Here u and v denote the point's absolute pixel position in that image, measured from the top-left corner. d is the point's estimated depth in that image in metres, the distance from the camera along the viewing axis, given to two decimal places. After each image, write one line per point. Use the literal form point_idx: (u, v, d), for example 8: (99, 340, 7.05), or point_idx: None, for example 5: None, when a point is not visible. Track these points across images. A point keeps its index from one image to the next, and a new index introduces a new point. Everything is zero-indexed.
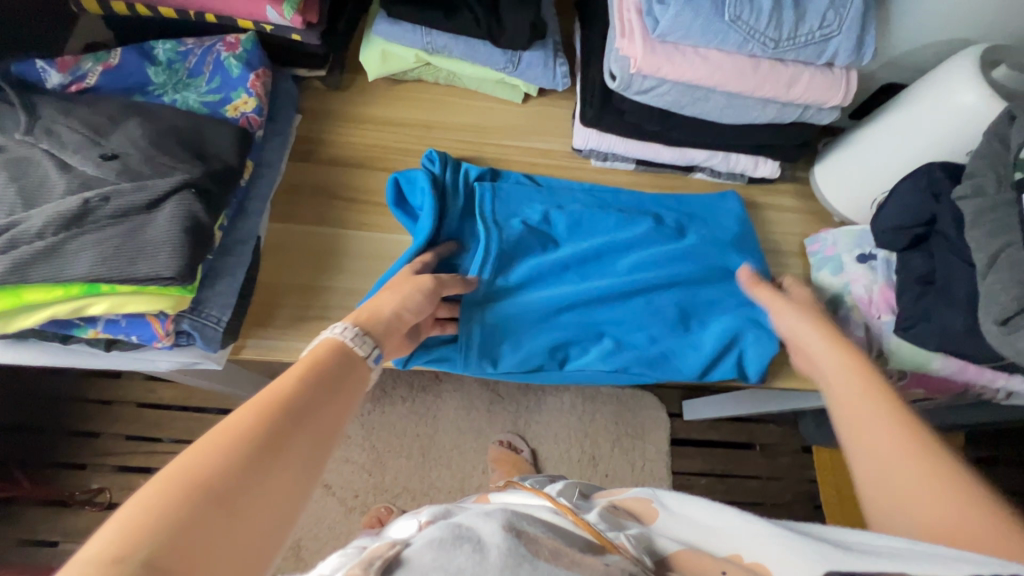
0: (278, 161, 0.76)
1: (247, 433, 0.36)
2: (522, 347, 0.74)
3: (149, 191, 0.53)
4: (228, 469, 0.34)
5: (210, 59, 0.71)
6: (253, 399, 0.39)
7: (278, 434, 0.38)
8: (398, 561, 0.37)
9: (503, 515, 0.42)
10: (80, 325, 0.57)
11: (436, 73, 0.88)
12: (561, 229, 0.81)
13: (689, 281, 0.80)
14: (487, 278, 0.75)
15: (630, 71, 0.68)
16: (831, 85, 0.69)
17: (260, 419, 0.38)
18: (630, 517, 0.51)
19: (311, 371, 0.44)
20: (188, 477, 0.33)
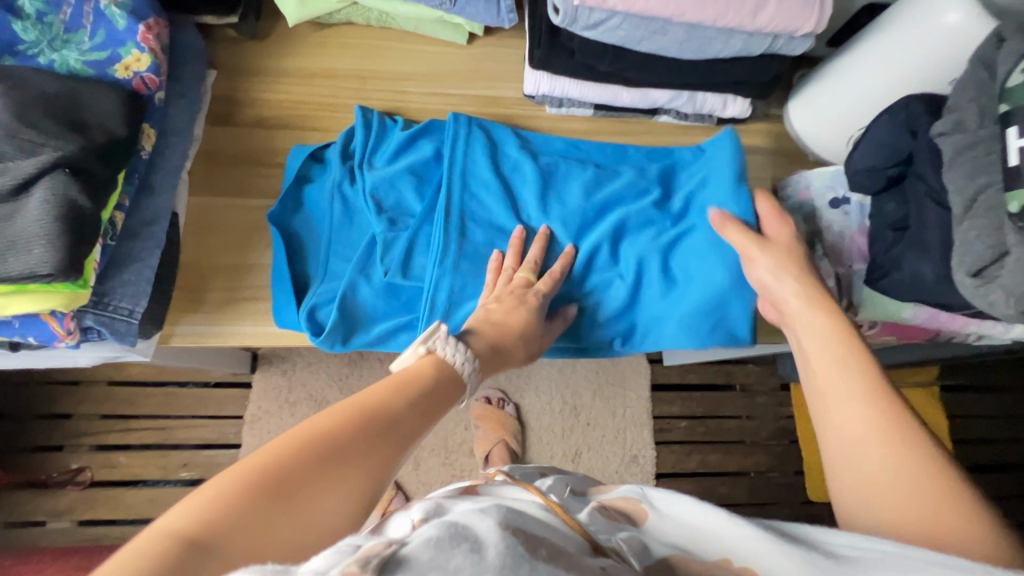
0: (189, 126, 0.67)
1: (339, 432, 0.36)
2: None
3: (13, 175, 0.46)
4: (297, 464, 0.34)
5: (88, 10, 0.61)
6: (343, 399, 0.38)
7: (365, 433, 0.37)
8: (399, 560, 0.27)
9: (500, 512, 0.34)
10: None
11: (367, 14, 0.78)
12: (529, 184, 0.72)
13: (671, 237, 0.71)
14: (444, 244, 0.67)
15: (574, 2, 0.59)
16: (804, 7, 0.61)
17: (343, 428, 0.36)
18: (623, 518, 0.43)
19: (410, 383, 0.43)
20: (263, 475, 0.33)
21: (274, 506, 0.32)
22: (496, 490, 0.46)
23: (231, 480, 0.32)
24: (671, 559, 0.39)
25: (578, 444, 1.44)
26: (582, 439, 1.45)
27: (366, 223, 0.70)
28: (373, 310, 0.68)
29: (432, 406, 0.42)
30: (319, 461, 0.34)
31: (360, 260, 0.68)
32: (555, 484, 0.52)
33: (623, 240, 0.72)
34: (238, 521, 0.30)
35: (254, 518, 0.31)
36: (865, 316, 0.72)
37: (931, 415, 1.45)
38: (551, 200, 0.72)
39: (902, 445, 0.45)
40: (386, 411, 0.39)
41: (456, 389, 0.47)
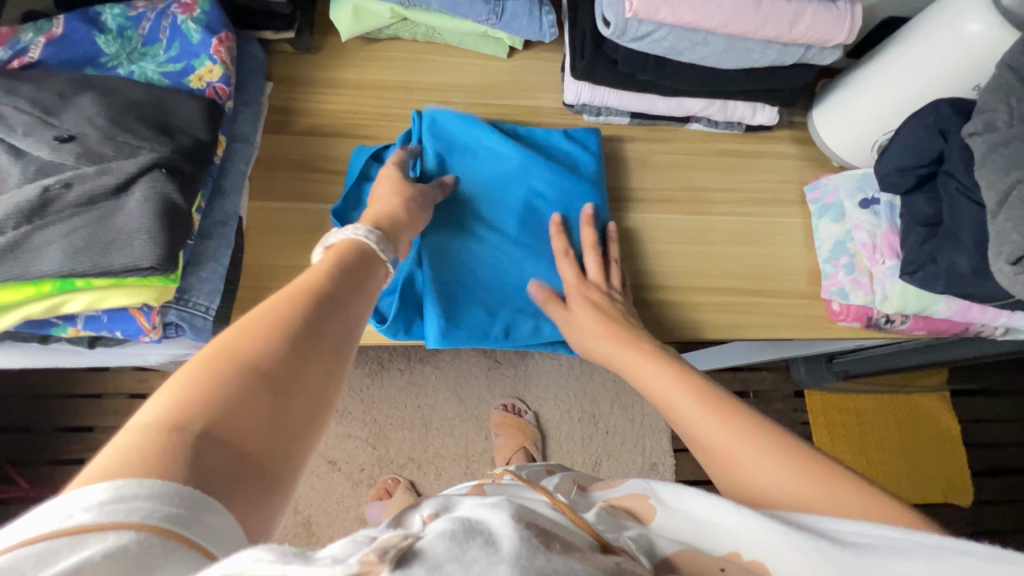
0: (253, 134, 0.71)
1: (287, 323, 0.39)
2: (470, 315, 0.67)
3: (115, 174, 0.49)
4: (267, 352, 0.37)
5: (165, 24, 0.64)
6: (286, 289, 0.42)
7: (319, 313, 0.41)
8: (414, 549, 0.28)
9: (511, 506, 0.34)
10: (58, 325, 0.53)
11: (415, 29, 0.82)
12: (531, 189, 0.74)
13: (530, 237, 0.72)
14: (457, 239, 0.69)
15: (625, 16, 0.64)
16: (836, 20, 0.65)
17: (285, 325, 0.39)
18: (629, 517, 0.41)
19: (336, 267, 0.46)
20: (234, 362, 0.35)
21: (252, 389, 0.35)
22: (501, 489, 0.48)
23: (202, 377, 0.34)
24: (675, 555, 0.37)
25: (598, 452, 1.53)
26: (602, 447, 1.54)
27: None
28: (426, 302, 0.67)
29: (366, 290, 0.47)
30: (287, 348, 0.37)
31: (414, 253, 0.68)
32: (562, 482, 0.51)
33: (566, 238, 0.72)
34: (223, 406, 0.33)
35: (241, 403, 0.34)
36: (897, 309, 0.75)
37: (942, 418, 1.48)
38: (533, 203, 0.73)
39: (751, 438, 0.47)
40: (328, 295, 0.42)
41: (376, 260, 0.51)
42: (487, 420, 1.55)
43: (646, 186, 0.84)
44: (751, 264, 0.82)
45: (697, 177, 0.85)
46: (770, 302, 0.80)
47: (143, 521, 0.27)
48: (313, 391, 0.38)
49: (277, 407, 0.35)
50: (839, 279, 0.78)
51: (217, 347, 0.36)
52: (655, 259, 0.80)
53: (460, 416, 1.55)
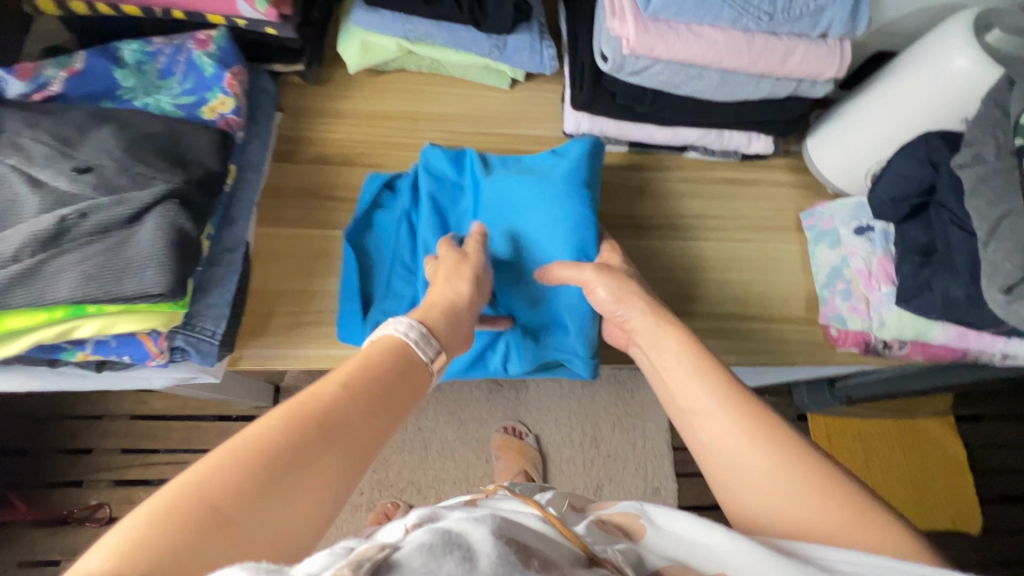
0: (261, 162, 0.73)
1: (280, 451, 0.35)
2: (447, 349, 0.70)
3: (129, 204, 0.50)
4: (240, 488, 0.33)
5: (181, 59, 0.67)
6: (291, 401, 0.39)
7: (316, 438, 0.37)
8: (391, 563, 0.29)
9: (494, 520, 0.35)
10: (68, 349, 0.54)
11: (420, 62, 0.85)
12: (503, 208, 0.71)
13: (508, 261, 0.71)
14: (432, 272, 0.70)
15: (623, 52, 0.67)
16: (826, 56, 0.68)
17: (274, 455, 0.35)
18: (620, 534, 0.42)
19: (357, 372, 0.42)
20: (203, 501, 0.32)
21: (212, 539, 0.31)
22: (492, 503, 0.48)
23: (164, 513, 0.31)
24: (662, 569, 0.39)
25: (600, 477, 1.52)
26: (604, 471, 1.53)
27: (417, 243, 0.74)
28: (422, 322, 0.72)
29: (384, 399, 0.42)
30: (264, 483, 0.34)
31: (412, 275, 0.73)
32: (556, 500, 0.52)
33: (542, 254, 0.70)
34: (174, 559, 0.29)
35: (192, 554, 0.30)
36: (894, 335, 0.76)
37: (948, 444, 1.47)
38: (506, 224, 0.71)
39: (760, 437, 0.47)
40: (334, 414, 0.38)
41: (410, 360, 0.47)
42: (487, 443, 1.54)
43: (642, 214, 0.85)
44: (748, 290, 0.83)
45: (693, 205, 0.87)
46: (768, 327, 0.81)
47: None
48: (285, 533, 0.34)
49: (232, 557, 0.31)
50: (836, 305, 0.79)
51: (194, 475, 0.33)
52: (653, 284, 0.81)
53: (461, 438, 1.54)
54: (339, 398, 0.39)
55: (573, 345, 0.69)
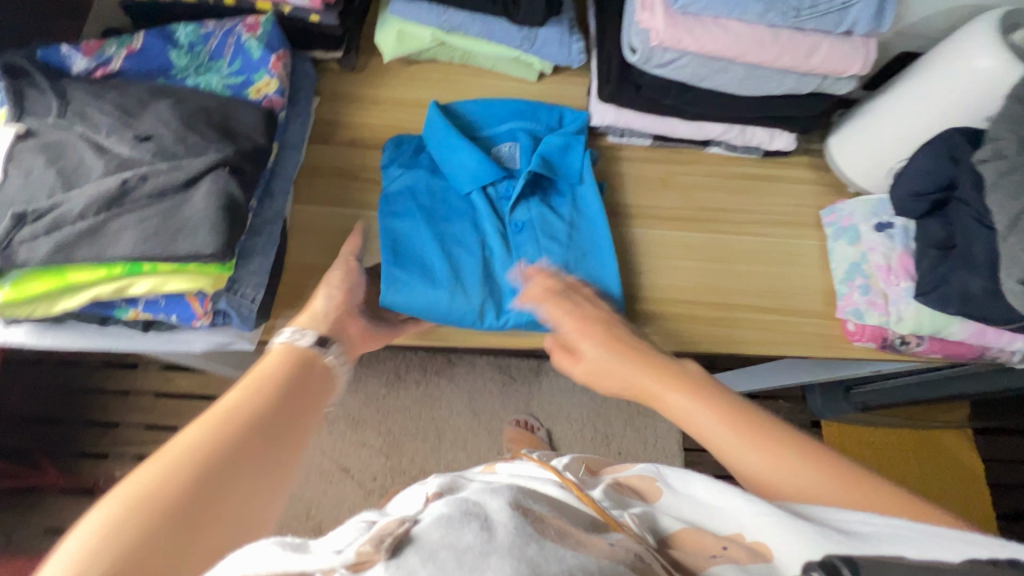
0: (301, 142, 0.76)
1: (203, 450, 0.40)
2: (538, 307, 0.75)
3: (185, 170, 0.54)
4: (183, 481, 0.38)
5: (231, 42, 0.71)
6: (205, 413, 0.44)
7: (242, 433, 0.43)
8: (409, 537, 0.31)
9: (510, 492, 0.36)
10: (120, 306, 0.58)
11: (452, 52, 0.88)
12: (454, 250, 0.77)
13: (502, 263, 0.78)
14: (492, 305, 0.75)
15: (651, 44, 0.69)
16: (851, 53, 0.69)
17: (203, 458, 0.40)
18: (633, 494, 0.45)
19: (260, 381, 0.48)
20: (146, 495, 0.36)
21: (172, 534, 0.36)
22: (510, 467, 0.50)
23: (110, 519, 0.35)
24: (677, 534, 0.41)
25: None
26: None
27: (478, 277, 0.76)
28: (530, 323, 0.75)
29: (287, 396, 0.48)
30: (201, 471, 0.39)
31: (486, 301, 0.75)
32: (570, 464, 0.54)
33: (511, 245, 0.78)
34: (138, 555, 0.34)
35: (157, 543, 0.35)
36: (911, 330, 0.77)
37: (968, 458, 1.46)
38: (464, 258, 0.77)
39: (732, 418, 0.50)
40: (248, 413, 0.44)
41: (309, 364, 0.53)
42: (499, 435, 1.56)
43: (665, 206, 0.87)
44: (767, 283, 0.84)
45: (712, 198, 0.89)
46: (786, 318, 0.82)
47: None
48: (226, 521, 0.38)
49: (195, 538, 0.36)
50: (855, 299, 0.80)
51: (131, 481, 0.37)
52: (676, 273, 0.83)
53: (474, 430, 1.57)
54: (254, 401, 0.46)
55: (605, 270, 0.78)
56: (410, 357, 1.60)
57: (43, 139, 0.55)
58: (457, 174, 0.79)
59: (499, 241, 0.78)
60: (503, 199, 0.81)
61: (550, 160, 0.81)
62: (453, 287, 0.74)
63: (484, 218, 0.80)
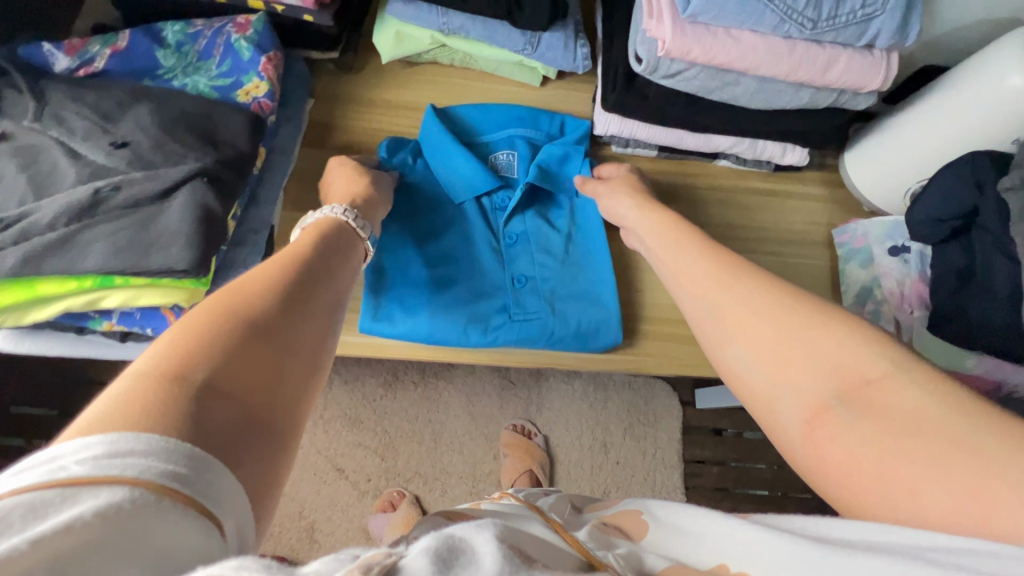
0: (292, 146, 0.74)
1: (277, 286, 0.42)
2: (522, 330, 0.73)
3: (161, 180, 0.51)
4: (264, 306, 0.40)
5: (220, 42, 0.68)
6: (272, 259, 0.46)
7: (312, 281, 0.45)
8: (399, 569, 0.29)
9: (495, 527, 0.35)
10: (94, 318, 0.56)
11: (452, 55, 0.84)
12: (440, 262, 0.76)
13: (488, 275, 0.76)
14: (475, 320, 0.73)
15: (658, 54, 0.65)
16: (871, 67, 0.65)
17: (288, 276, 0.44)
18: (619, 534, 0.42)
19: (318, 243, 0.52)
20: (233, 316, 0.38)
21: (258, 346, 0.37)
22: (494, 506, 0.49)
23: (196, 337, 0.35)
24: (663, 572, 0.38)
25: (607, 483, 1.52)
26: (611, 477, 1.53)
27: (467, 294, 0.74)
28: (520, 339, 0.73)
29: (337, 257, 0.52)
30: (283, 304, 0.41)
31: (472, 320, 0.72)
32: (557, 502, 0.53)
33: (500, 256, 0.77)
34: (229, 360, 0.35)
35: (247, 353, 0.36)
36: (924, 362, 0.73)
37: None
38: (450, 271, 0.75)
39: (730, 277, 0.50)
40: (308, 263, 0.47)
41: (351, 236, 0.58)
42: (496, 440, 1.54)
43: None
44: None
45: (718, 214, 0.85)
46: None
47: (138, 476, 0.26)
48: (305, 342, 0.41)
49: (282, 353, 0.38)
50: None
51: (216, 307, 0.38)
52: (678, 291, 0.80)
53: (470, 433, 1.55)
54: (308, 255, 0.49)
55: (595, 288, 0.76)
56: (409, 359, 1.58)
57: (17, 143, 0.53)
58: (450, 184, 0.77)
59: (491, 256, 0.76)
60: (498, 209, 0.79)
61: (548, 170, 0.78)
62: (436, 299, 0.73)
63: (471, 228, 0.78)
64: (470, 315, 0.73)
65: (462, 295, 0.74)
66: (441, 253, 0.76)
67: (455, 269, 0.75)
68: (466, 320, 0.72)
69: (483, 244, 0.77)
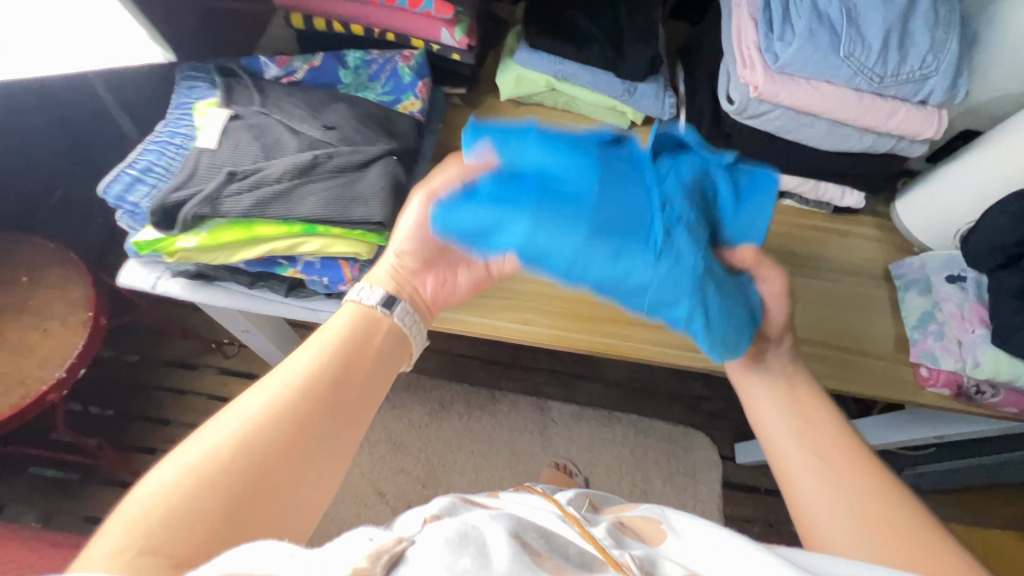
0: (427, 157, 0.87)
1: (247, 435, 0.45)
2: (665, 285, 0.52)
3: (363, 154, 0.64)
4: (227, 464, 0.43)
5: (388, 68, 0.84)
6: (267, 389, 0.49)
7: (288, 419, 0.47)
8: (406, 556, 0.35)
9: (509, 521, 0.42)
10: (283, 264, 0.67)
11: (558, 98, 1.00)
12: (554, 178, 0.56)
13: (626, 212, 0.55)
14: (600, 261, 0.52)
15: (749, 96, 0.80)
16: (925, 118, 0.78)
17: (263, 419, 0.46)
18: (635, 535, 0.49)
19: (326, 354, 0.53)
20: (197, 479, 0.42)
21: (213, 504, 0.41)
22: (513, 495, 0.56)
23: (158, 499, 0.40)
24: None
25: None
26: None
27: (596, 220, 0.53)
28: (656, 297, 0.53)
29: (338, 371, 0.52)
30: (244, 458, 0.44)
31: (601, 260, 0.53)
32: (575, 499, 0.59)
33: (640, 189, 0.57)
34: (181, 525, 0.39)
35: (198, 514, 0.40)
36: (989, 376, 0.79)
37: None
38: (570, 191, 0.55)
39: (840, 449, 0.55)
40: (296, 391, 0.49)
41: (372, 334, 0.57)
42: (536, 478, 1.55)
43: None
44: (836, 324, 0.89)
45: (786, 244, 0.96)
46: (854, 359, 0.86)
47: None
48: (267, 491, 0.44)
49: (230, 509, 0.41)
50: (928, 344, 0.84)
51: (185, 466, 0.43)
52: None
53: (511, 469, 1.56)
54: (304, 382, 0.50)
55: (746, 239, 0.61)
56: (456, 390, 1.64)
57: (247, 121, 0.67)
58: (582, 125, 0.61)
59: (632, 181, 0.57)
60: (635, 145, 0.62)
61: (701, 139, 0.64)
62: (546, 223, 0.52)
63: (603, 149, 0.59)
64: (596, 255, 0.52)
65: (587, 224, 0.52)
66: (556, 167, 0.56)
67: (575, 188, 0.55)
68: (591, 256, 0.52)
69: (623, 170, 0.58)
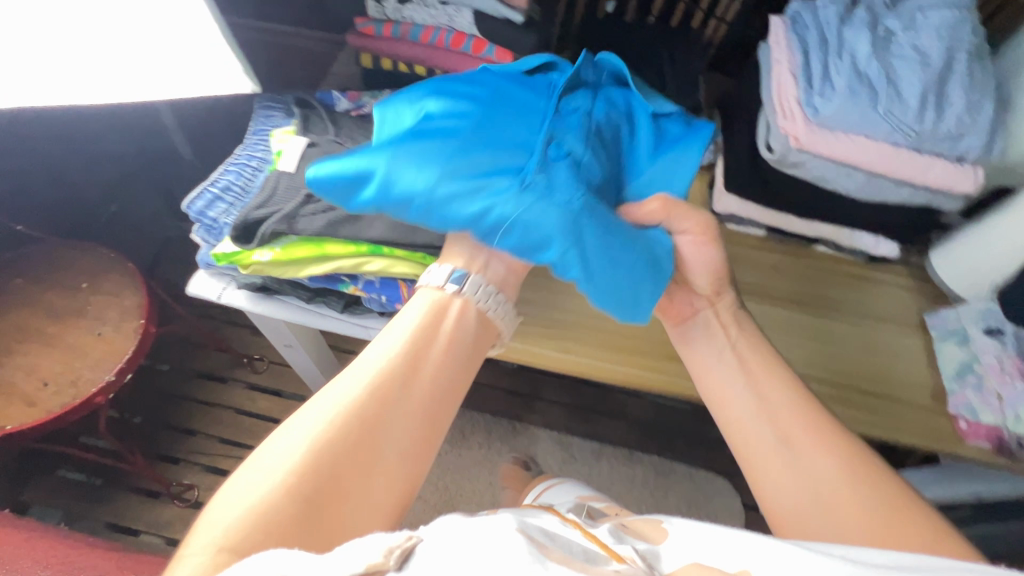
0: None
1: (331, 434, 0.49)
2: (545, 225, 0.58)
3: None
4: (315, 464, 0.47)
5: None
6: (350, 388, 0.53)
7: (369, 419, 0.51)
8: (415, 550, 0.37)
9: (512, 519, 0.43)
10: (345, 281, 0.71)
11: None
12: (466, 130, 0.62)
13: (496, 156, 0.61)
14: (484, 203, 0.58)
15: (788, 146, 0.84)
16: (962, 174, 0.80)
17: (346, 420, 0.50)
18: (637, 536, 0.51)
19: (406, 355, 0.56)
20: (290, 479, 0.46)
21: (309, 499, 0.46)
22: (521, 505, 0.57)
23: (260, 496, 0.45)
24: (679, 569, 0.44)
25: None
26: None
27: (487, 169, 0.60)
28: (536, 232, 0.58)
29: (416, 369, 0.56)
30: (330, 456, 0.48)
31: (485, 202, 0.58)
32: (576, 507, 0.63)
33: (523, 140, 0.63)
34: (281, 521, 0.44)
35: (297, 508, 0.45)
36: None
37: None
38: (469, 143, 0.61)
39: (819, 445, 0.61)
40: (374, 391, 0.53)
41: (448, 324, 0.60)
42: None
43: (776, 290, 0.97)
44: (871, 370, 0.90)
45: (820, 289, 0.98)
46: (891, 405, 0.86)
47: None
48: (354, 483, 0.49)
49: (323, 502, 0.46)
50: (967, 396, 0.84)
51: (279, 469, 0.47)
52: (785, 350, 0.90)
53: None
54: (384, 382, 0.53)
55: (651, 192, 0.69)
56: (477, 420, 1.65)
57: (322, 148, 0.73)
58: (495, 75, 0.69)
59: (520, 127, 0.63)
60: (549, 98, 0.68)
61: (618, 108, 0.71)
62: (431, 165, 0.58)
63: (487, 102, 0.65)
64: (488, 197, 0.58)
65: (482, 168, 0.59)
66: (443, 120, 0.62)
67: (460, 136, 0.61)
68: (481, 195, 0.58)
69: (508, 120, 0.64)
